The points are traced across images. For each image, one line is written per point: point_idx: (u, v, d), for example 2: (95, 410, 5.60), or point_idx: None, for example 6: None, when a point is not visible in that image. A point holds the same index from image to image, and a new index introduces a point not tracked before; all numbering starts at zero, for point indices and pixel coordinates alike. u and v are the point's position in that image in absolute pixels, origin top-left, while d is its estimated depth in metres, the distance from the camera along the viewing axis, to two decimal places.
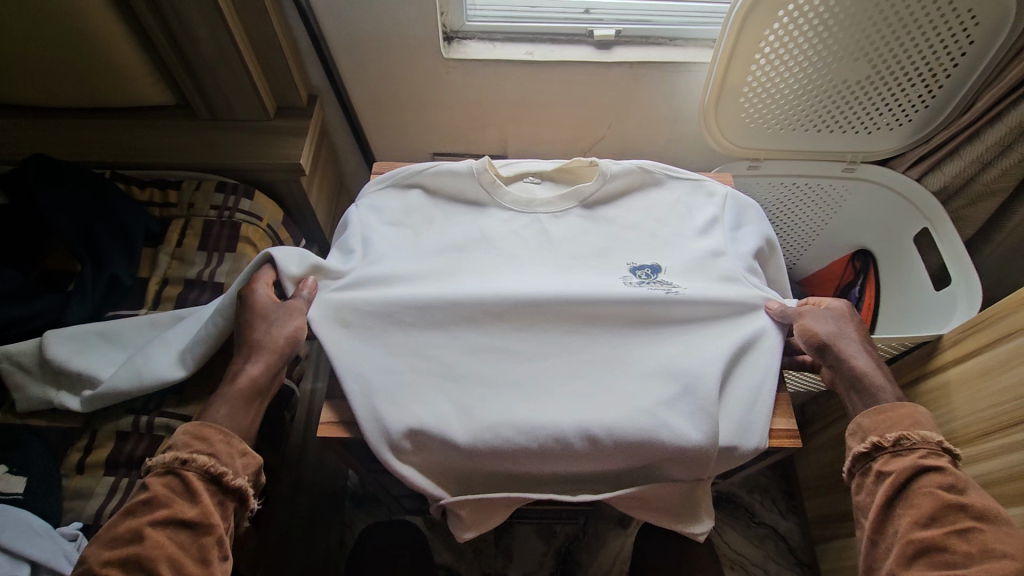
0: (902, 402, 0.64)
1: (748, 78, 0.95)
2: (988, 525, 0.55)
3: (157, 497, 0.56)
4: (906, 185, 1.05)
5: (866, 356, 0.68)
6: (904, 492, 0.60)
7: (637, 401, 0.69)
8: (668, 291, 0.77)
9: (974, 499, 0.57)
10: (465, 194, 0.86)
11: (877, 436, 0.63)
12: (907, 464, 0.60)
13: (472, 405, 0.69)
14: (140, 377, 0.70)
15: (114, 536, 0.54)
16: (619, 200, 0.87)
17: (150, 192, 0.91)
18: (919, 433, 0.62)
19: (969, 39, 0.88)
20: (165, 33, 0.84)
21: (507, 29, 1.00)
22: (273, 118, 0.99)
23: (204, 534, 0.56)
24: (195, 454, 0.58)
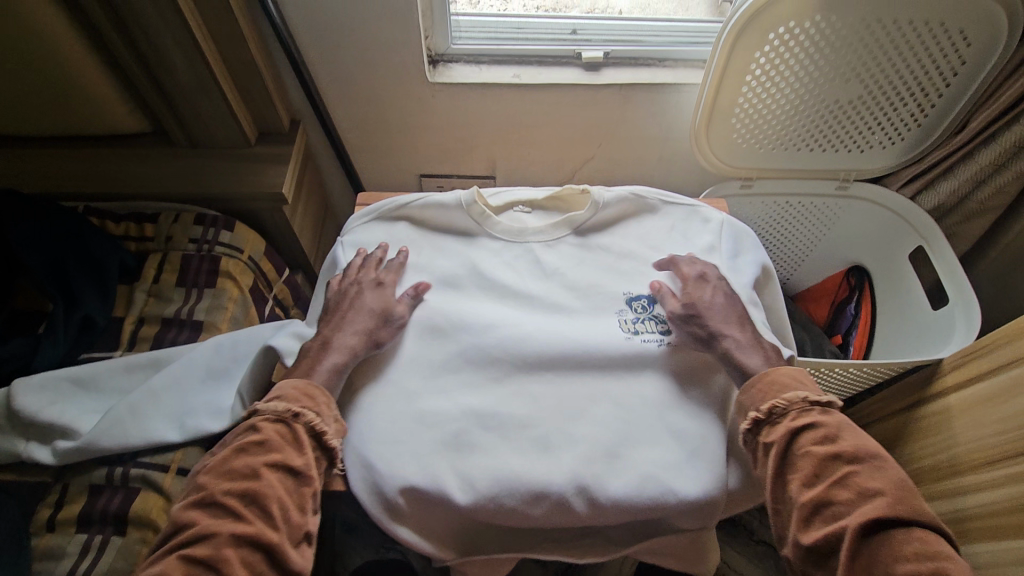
0: (764, 371, 0.67)
1: (739, 100, 0.93)
2: (862, 465, 0.57)
3: (272, 440, 0.59)
4: (902, 205, 1.04)
5: (730, 334, 0.72)
6: (786, 457, 0.61)
7: (642, 453, 0.68)
8: (663, 339, 0.76)
9: (847, 444, 0.59)
10: (454, 225, 0.86)
11: (754, 409, 0.65)
12: (783, 431, 0.62)
13: (468, 456, 0.68)
14: (129, 433, 0.67)
15: (229, 470, 0.58)
16: (612, 227, 0.86)
17: (125, 226, 0.87)
18: (785, 397, 0.64)
19: (960, 60, 0.87)
20: (137, 61, 0.81)
21: (494, 51, 0.98)
22: (254, 144, 0.96)
23: (306, 484, 0.59)
24: (304, 409, 0.63)
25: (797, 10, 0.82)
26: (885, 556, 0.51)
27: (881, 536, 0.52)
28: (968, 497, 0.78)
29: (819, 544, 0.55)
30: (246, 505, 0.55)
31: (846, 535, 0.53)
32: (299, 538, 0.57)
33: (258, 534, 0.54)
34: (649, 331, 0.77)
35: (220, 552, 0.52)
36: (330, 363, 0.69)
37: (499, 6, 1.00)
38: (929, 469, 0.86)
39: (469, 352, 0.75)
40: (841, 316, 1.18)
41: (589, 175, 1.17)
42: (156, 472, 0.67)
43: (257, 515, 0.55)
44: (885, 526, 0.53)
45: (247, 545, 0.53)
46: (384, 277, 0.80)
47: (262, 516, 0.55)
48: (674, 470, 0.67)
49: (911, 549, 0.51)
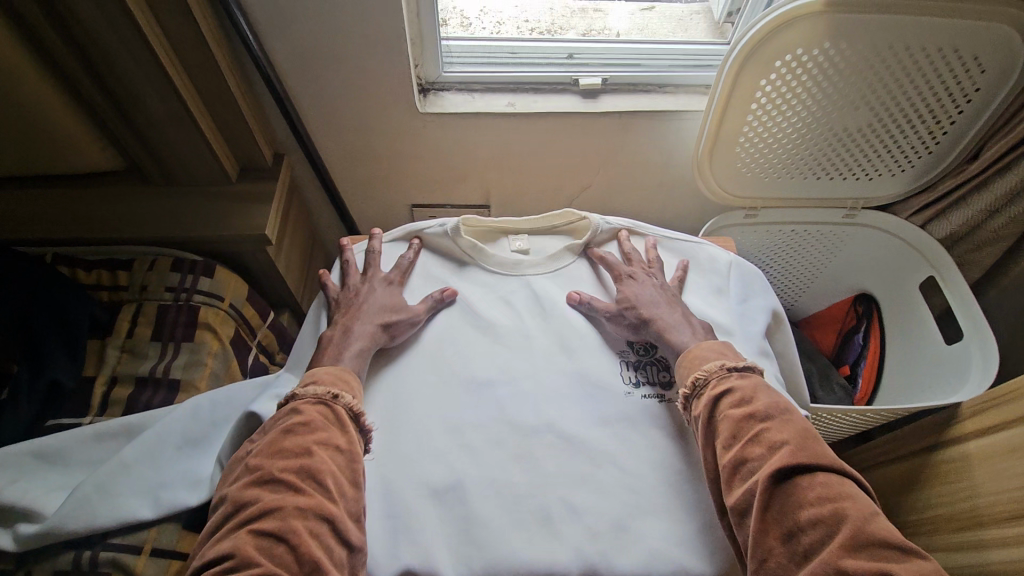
0: (688, 348, 0.70)
1: (744, 129, 0.89)
2: (774, 421, 0.58)
3: (316, 420, 0.61)
4: (915, 236, 1.00)
5: (659, 316, 0.75)
6: (712, 424, 0.62)
7: (649, 523, 0.64)
8: (664, 393, 0.74)
9: (761, 403, 0.60)
10: (448, 254, 0.87)
11: (683, 386, 0.67)
12: (706, 399, 0.63)
13: (474, 542, 0.62)
14: (95, 512, 0.62)
15: (281, 449, 0.58)
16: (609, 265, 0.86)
17: (97, 273, 0.84)
18: (705, 368, 0.66)
19: (974, 88, 0.84)
20: (107, 99, 0.76)
21: (487, 79, 0.94)
22: (235, 181, 0.91)
23: (355, 461, 0.60)
24: (341, 392, 0.65)
25: (806, 38, 0.78)
26: (794, 507, 0.52)
27: (789, 486, 0.53)
28: (988, 551, 0.74)
29: (739, 503, 0.55)
30: (304, 480, 0.56)
31: (758, 489, 0.53)
32: (356, 513, 0.58)
33: (321, 505, 0.54)
34: (649, 380, 0.75)
35: (289, 523, 0.52)
36: (355, 349, 0.72)
37: (492, 29, 0.96)
38: (947, 517, 0.82)
39: (467, 420, 0.71)
40: (851, 346, 1.15)
41: (587, 203, 1.12)
42: (128, 555, 0.62)
43: (315, 488, 0.56)
44: (791, 476, 0.53)
45: (312, 517, 0.53)
46: (393, 277, 0.83)
47: (320, 489, 0.56)
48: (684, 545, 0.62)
49: (815, 495, 0.52)
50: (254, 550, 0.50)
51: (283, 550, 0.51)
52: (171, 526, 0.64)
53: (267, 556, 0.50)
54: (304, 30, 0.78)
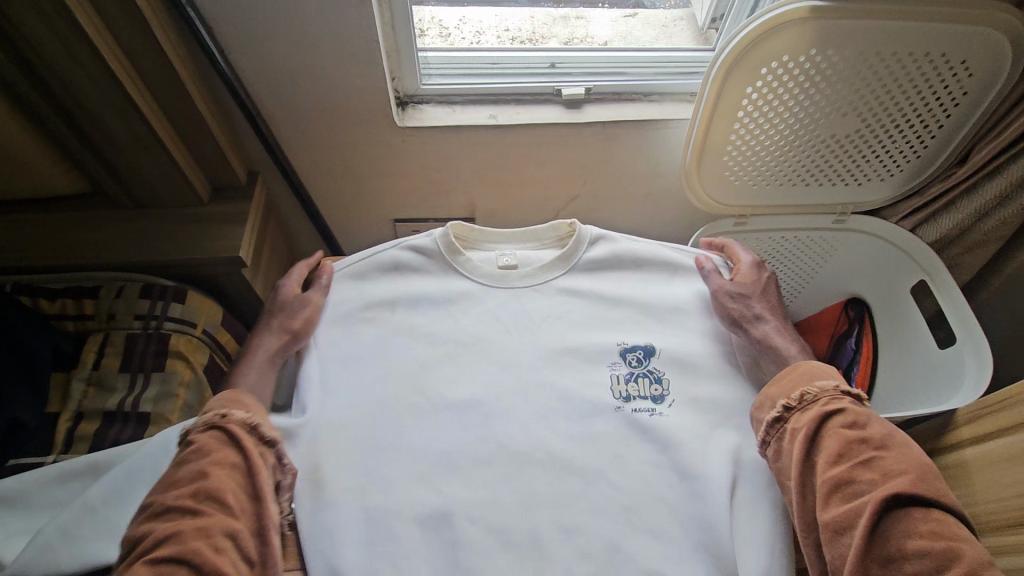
0: (797, 361, 0.67)
1: (731, 137, 0.88)
2: (888, 450, 0.57)
3: (205, 445, 0.59)
4: (904, 239, 0.98)
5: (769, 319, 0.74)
6: (814, 439, 0.60)
7: (639, 545, 0.62)
8: (654, 408, 0.70)
9: (875, 431, 0.59)
10: (433, 266, 0.80)
11: (785, 398, 0.64)
12: (814, 415, 0.61)
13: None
14: (62, 555, 0.60)
15: (174, 482, 0.57)
16: (602, 275, 0.81)
17: (62, 302, 0.80)
18: (816, 385, 0.64)
19: (960, 91, 0.82)
20: (67, 123, 0.73)
21: (468, 90, 0.91)
22: (208, 203, 0.88)
23: (256, 472, 0.59)
24: (234, 410, 0.62)
25: (791, 46, 0.76)
26: (902, 534, 0.52)
27: (900, 514, 0.53)
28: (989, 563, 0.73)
29: (838, 520, 0.54)
30: (201, 502, 0.55)
31: (868, 511, 0.53)
32: (261, 527, 0.57)
33: (218, 525, 0.54)
34: (641, 395, 0.71)
35: (187, 546, 0.51)
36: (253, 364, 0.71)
37: (472, 39, 0.93)
38: None
39: (450, 442, 0.67)
40: (841, 351, 1.13)
41: (574, 214, 1.10)
42: None
43: (213, 507, 0.55)
44: (905, 505, 0.53)
45: (213, 534, 0.53)
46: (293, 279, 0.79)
47: (219, 509, 0.55)
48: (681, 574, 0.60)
49: (927, 529, 0.52)
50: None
51: (185, 571, 0.50)
52: None
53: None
54: (274, 45, 0.76)
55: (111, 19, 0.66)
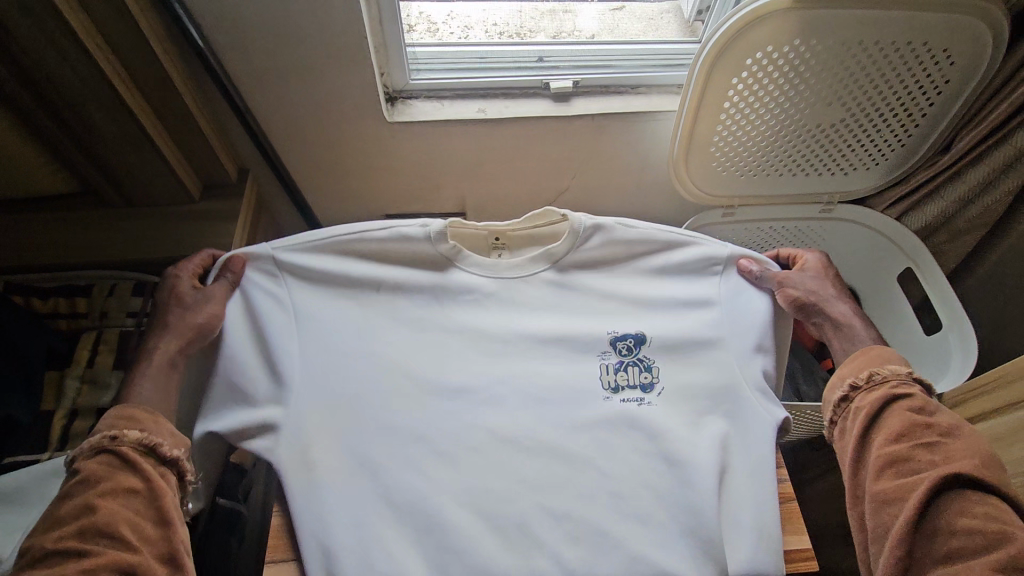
0: (868, 347, 0.67)
1: (717, 128, 0.89)
2: (954, 437, 0.58)
3: (92, 473, 0.57)
4: (888, 225, 1.00)
5: (838, 309, 0.72)
6: (876, 418, 0.61)
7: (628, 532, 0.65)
8: (643, 397, 0.70)
9: (943, 418, 0.59)
10: (415, 257, 0.72)
11: (853, 377, 0.65)
12: (880, 395, 0.62)
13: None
14: None
15: (58, 519, 0.55)
16: (595, 267, 0.74)
17: (54, 301, 0.80)
18: (887, 368, 0.64)
19: (943, 79, 0.83)
20: (55, 122, 0.73)
21: (457, 85, 0.92)
22: (198, 200, 0.88)
23: (156, 497, 0.58)
24: (125, 432, 0.60)
25: (775, 37, 0.77)
26: (953, 512, 0.53)
27: (956, 495, 0.54)
28: None
29: (889, 494, 0.56)
30: (92, 537, 0.54)
31: (921, 488, 0.54)
32: (167, 552, 0.56)
33: (111, 561, 0.52)
34: (630, 384, 0.71)
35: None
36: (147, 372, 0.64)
37: (460, 33, 0.93)
38: None
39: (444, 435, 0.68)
40: None
41: (564, 206, 1.10)
42: None
43: (108, 540, 0.54)
44: (960, 488, 0.54)
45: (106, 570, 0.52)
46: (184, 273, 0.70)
47: (114, 540, 0.54)
48: (669, 552, 0.64)
49: (981, 511, 0.53)
50: None
51: None
52: None
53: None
54: (264, 43, 0.76)
55: (101, 19, 0.66)
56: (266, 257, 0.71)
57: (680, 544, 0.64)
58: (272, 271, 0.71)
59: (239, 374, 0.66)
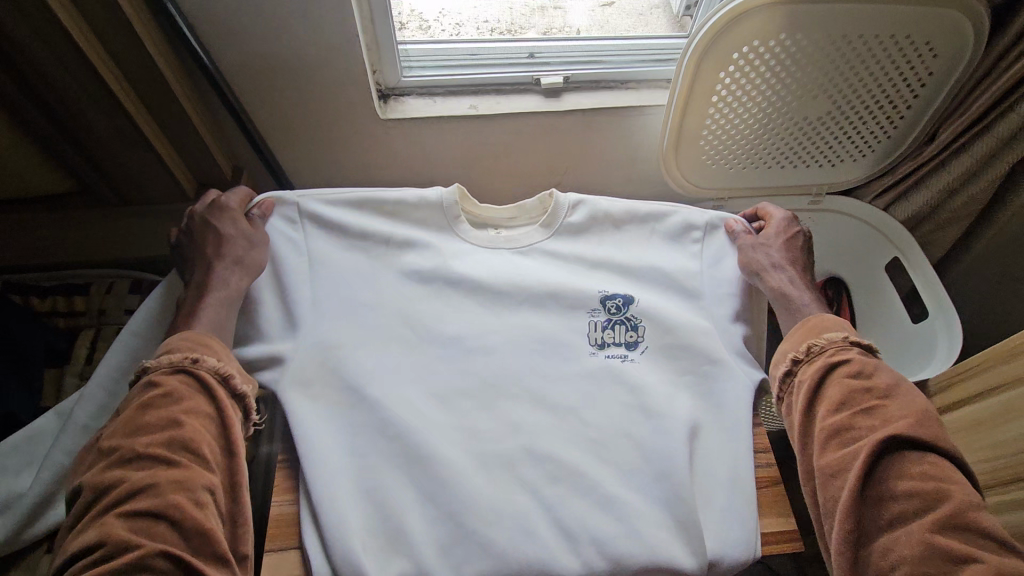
0: (808, 316, 0.68)
1: (706, 122, 0.90)
2: (891, 399, 0.59)
3: (178, 390, 0.57)
4: (874, 216, 1.02)
5: (792, 272, 0.73)
6: (818, 389, 0.62)
7: (627, 506, 0.63)
8: (627, 354, 0.72)
9: (880, 381, 0.61)
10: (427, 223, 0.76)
11: (794, 351, 0.66)
12: (819, 366, 0.63)
13: (472, 539, 0.60)
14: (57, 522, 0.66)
15: (141, 426, 0.54)
16: (588, 233, 0.78)
17: (53, 300, 0.81)
18: (824, 337, 0.65)
19: (927, 72, 0.85)
20: (51, 121, 0.73)
21: (448, 82, 0.93)
22: (194, 199, 0.89)
23: (229, 425, 0.58)
24: (204, 355, 0.60)
25: (761, 32, 0.79)
26: (894, 476, 0.55)
27: (894, 457, 0.55)
28: None
29: (834, 465, 0.57)
30: (176, 452, 0.54)
31: (862, 454, 0.55)
32: (234, 480, 0.57)
33: (199, 477, 0.53)
34: (615, 342, 0.72)
35: (165, 500, 0.51)
36: (216, 298, 0.64)
37: (451, 31, 0.94)
38: None
39: None
40: None
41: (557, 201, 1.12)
42: None
43: (190, 459, 0.54)
44: (900, 449, 0.55)
45: (193, 489, 0.53)
46: (235, 202, 0.71)
47: (196, 460, 0.54)
48: (655, 512, 0.63)
49: (919, 471, 0.54)
50: (126, 532, 0.49)
51: (163, 527, 0.50)
52: None
53: (146, 535, 0.49)
54: (256, 42, 0.77)
55: (94, 20, 0.66)
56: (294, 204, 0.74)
57: (666, 521, 0.63)
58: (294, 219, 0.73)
59: (259, 312, 0.69)
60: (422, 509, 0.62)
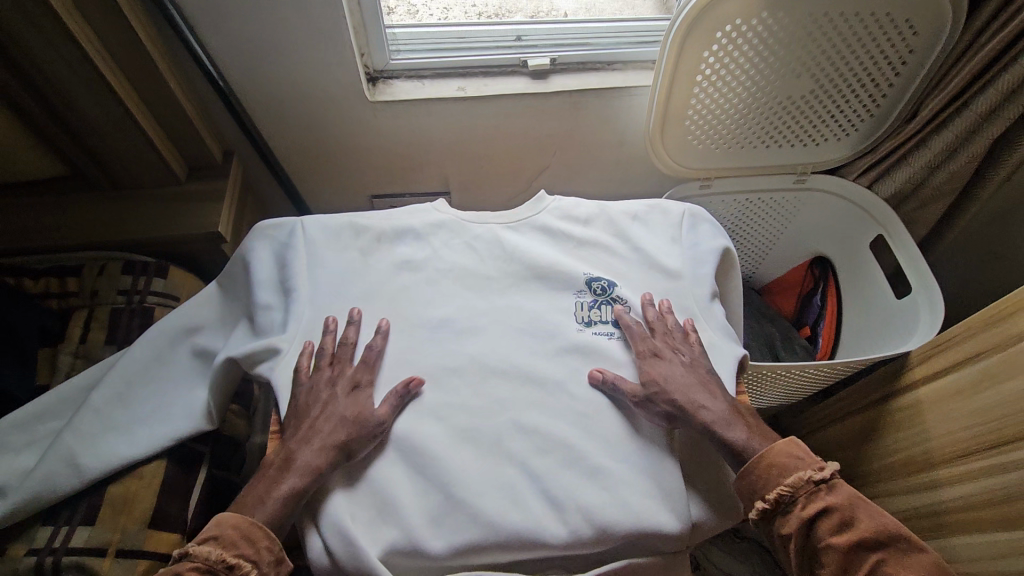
0: (760, 454, 0.61)
1: (691, 101, 0.91)
2: (884, 546, 0.56)
3: None
4: (858, 194, 1.03)
5: (701, 403, 0.63)
6: (807, 549, 0.58)
7: (616, 476, 0.61)
8: (615, 331, 0.72)
9: (863, 524, 0.56)
10: (416, 220, 0.77)
11: (760, 501, 0.60)
12: (798, 524, 0.58)
13: (460, 509, 0.59)
14: (20, 507, 0.61)
15: None
16: (574, 218, 0.79)
17: (46, 281, 0.80)
18: (788, 483, 0.59)
19: (908, 49, 0.86)
20: (41, 104, 0.73)
21: (436, 64, 0.93)
22: (184, 181, 0.90)
23: None
24: (241, 559, 0.53)
25: (743, 9, 0.80)
26: None
27: None
28: (945, 491, 0.79)
29: None
30: None
31: None
32: None
33: None
34: (603, 320, 0.72)
35: None
36: (288, 487, 0.57)
37: (439, 15, 0.95)
38: (904, 461, 0.87)
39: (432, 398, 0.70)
40: (809, 307, 1.19)
41: (546, 183, 1.13)
42: (92, 560, 0.60)
43: None
44: None
45: None
46: (362, 375, 0.66)
47: None
48: (642, 481, 0.61)
49: None
50: None
51: None
52: (135, 525, 0.63)
53: None
54: (243, 24, 0.77)
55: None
56: (286, 226, 0.74)
57: (655, 488, 0.61)
58: (279, 236, 0.74)
59: (264, 311, 0.69)
60: (411, 481, 0.61)
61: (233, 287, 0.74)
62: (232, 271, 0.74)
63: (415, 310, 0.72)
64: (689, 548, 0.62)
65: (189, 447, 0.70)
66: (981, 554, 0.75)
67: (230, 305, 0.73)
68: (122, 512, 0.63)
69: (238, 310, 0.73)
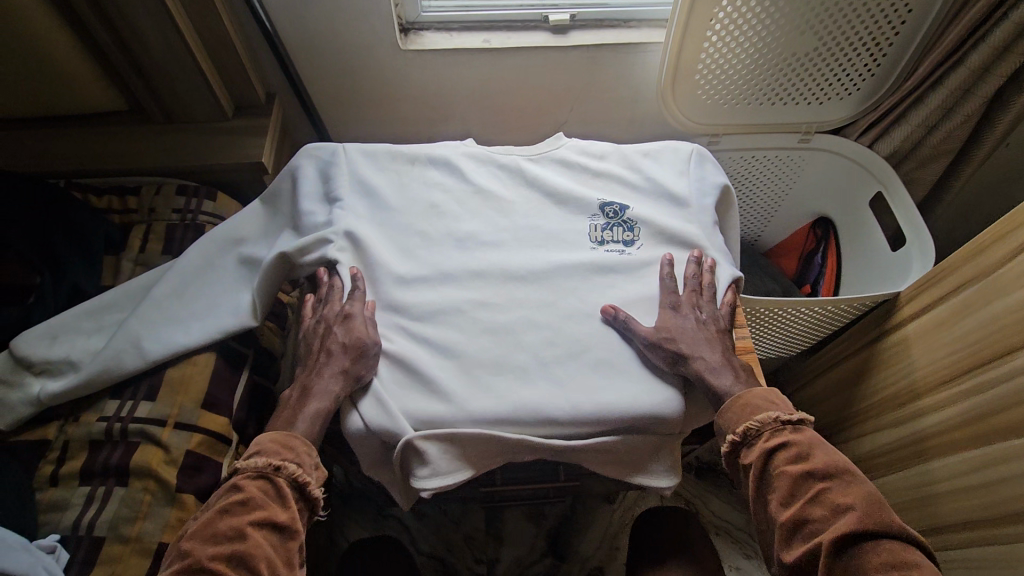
0: (738, 394, 0.64)
1: (701, 55, 0.96)
2: (834, 480, 0.56)
3: (253, 498, 0.55)
4: (861, 153, 1.08)
5: (698, 354, 0.67)
6: (764, 477, 0.59)
7: (617, 371, 0.68)
8: (625, 250, 0.78)
9: (818, 459, 0.57)
10: (446, 151, 0.83)
11: (732, 432, 0.63)
12: (759, 452, 0.60)
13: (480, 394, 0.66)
14: (98, 374, 0.72)
15: (215, 534, 0.53)
16: (589, 154, 0.85)
17: (108, 199, 0.91)
18: (758, 419, 0.62)
19: (907, 7, 0.91)
20: (113, 40, 0.81)
21: (464, 17, 1.00)
22: (231, 117, 0.98)
23: (292, 538, 0.56)
24: (285, 462, 0.58)
25: None
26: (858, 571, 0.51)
27: (855, 551, 0.52)
28: (927, 417, 0.85)
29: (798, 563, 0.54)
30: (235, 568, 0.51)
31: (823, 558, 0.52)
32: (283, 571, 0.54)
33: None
34: (614, 240, 0.79)
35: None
36: (313, 409, 0.63)
37: None
38: (891, 396, 0.93)
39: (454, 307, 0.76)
40: (810, 266, 1.25)
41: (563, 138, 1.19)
42: (153, 426, 0.71)
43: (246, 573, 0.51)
44: (857, 541, 0.52)
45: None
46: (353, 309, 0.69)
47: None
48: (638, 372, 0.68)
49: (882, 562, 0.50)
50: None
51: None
52: (189, 406, 0.73)
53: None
54: None
55: None
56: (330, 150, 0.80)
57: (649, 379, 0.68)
58: (322, 159, 0.79)
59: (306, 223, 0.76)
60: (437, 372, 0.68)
61: (278, 205, 0.80)
62: (278, 189, 0.80)
63: (443, 228, 0.78)
64: (679, 433, 0.68)
65: (233, 346, 0.79)
66: (959, 470, 0.81)
67: (276, 219, 0.79)
68: (178, 391, 0.74)
69: (282, 227, 0.79)
